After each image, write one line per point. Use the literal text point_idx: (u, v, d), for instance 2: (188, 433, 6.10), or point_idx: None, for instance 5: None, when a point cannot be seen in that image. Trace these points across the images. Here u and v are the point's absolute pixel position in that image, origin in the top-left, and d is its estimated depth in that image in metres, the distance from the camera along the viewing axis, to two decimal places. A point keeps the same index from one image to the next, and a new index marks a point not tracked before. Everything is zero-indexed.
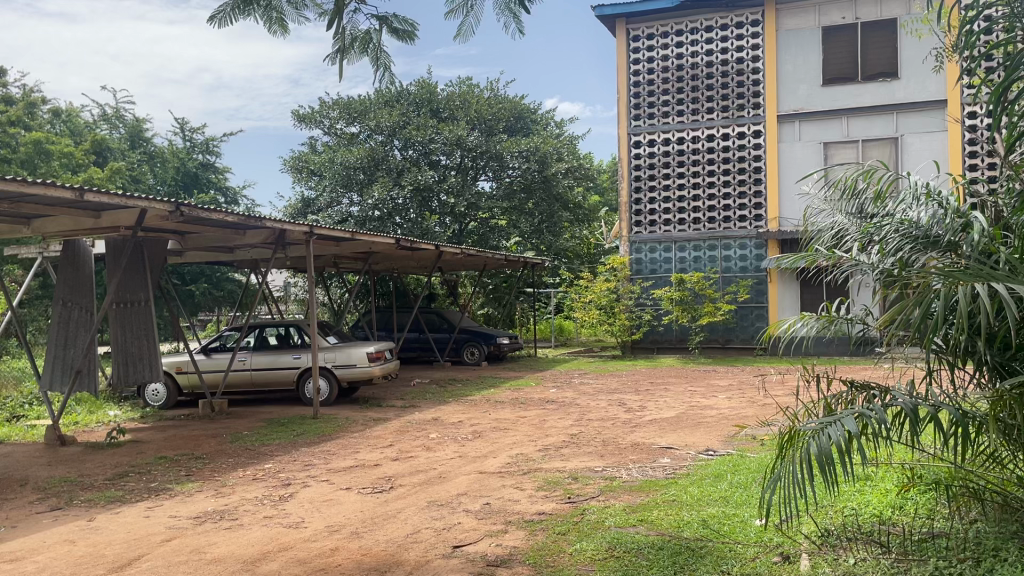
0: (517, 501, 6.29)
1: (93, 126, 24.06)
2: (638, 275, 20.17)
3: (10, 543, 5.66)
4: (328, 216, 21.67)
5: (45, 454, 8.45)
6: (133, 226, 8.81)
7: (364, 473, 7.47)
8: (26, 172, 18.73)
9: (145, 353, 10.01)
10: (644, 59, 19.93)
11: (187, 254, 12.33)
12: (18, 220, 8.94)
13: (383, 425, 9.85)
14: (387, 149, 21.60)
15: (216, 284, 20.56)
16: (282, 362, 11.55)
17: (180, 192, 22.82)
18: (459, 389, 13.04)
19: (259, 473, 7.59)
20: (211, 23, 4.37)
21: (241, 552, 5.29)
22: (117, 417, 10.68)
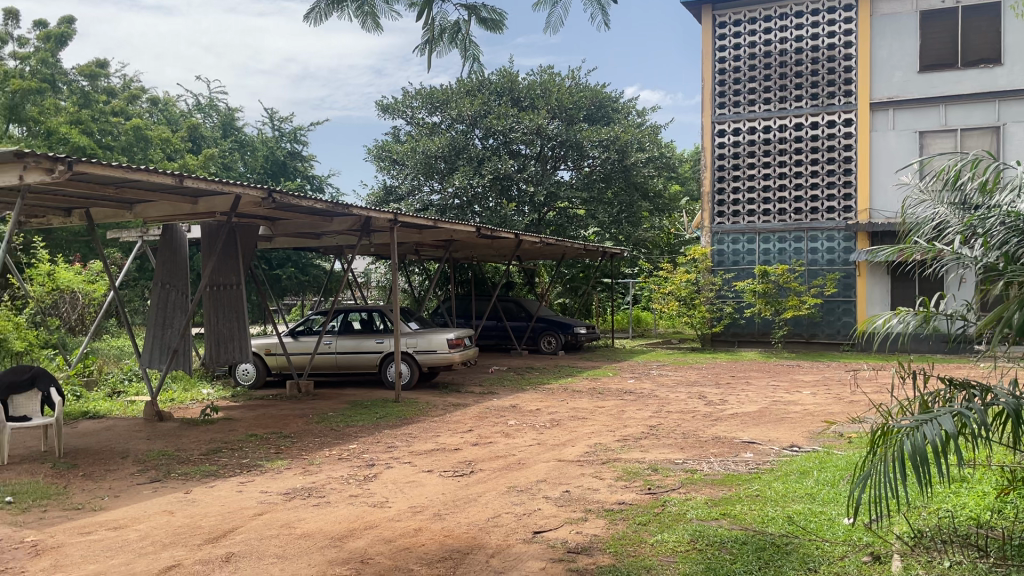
0: (597, 490, 6.30)
1: (188, 115, 25.04)
2: (720, 266, 19.79)
3: (114, 511, 5.98)
4: (410, 204, 22.14)
5: (145, 428, 8.87)
6: (228, 212, 9.11)
7: (445, 457, 7.60)
8: (127, 159, 19.64)
9: (236, 335, 10.41)
10: (730, 46, 19.51)
11: (276, 240, 12.71)
12: (122, 205, 9.34)
13: (463, 410, 9.99)
14: (468, 138, 21.81)
15: (303, 269, 21.22)
16: (365, 347, 11.81)
17: (269, 180, 23.50)
18: (537, 377, 13.09)
19: (344, 453, 7.80)
20: (307, 21, 4.48)
21: (330, 529, 5.46)
22: (210, 395, 11.14)
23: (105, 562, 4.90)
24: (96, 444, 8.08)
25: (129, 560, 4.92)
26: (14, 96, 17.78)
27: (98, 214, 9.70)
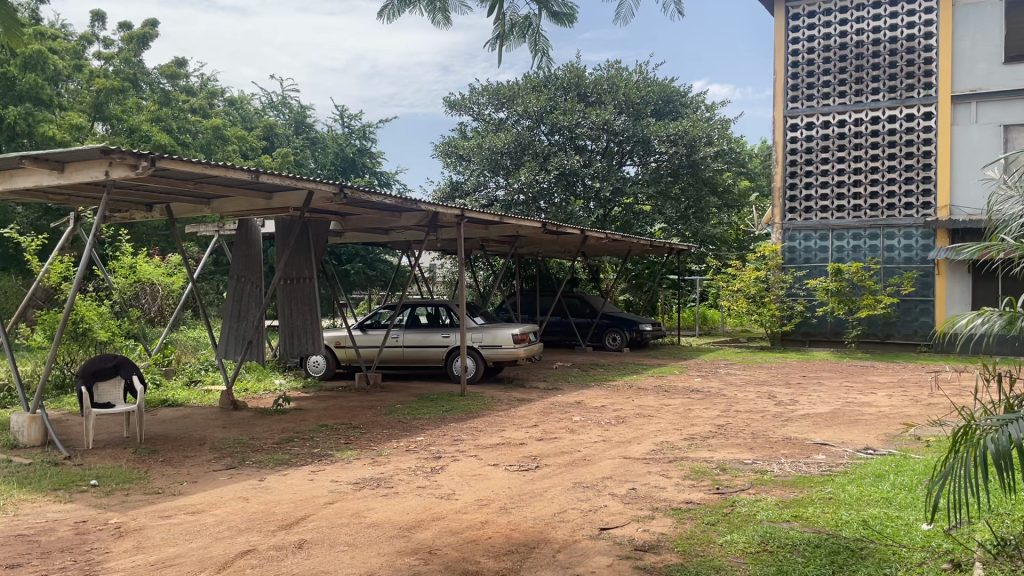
0: (664, 488, 6.25)
1: (261, 113, 25.70)
2: (791, 264, 19.38)
3: (193, 496, 6.20)
4: (476, 200, 22.26)
5: (221, 417, 9.16)
6: (301, 207, 9.32)
7: (511, 451, 7.63)
8: (205, 156, 20.25)
9: (309, 327, 10.75)
10: (803, 38, 19.04)
11: (346, 235, 12.95)
12: (200, 200, 9.62)
13: (528, 405, 10.02)
14: (534, 134, 21.84)
15: (371, 264, 21.66)
16: (432, 341, 11.94)
17: (339, 176, 23.96)
18: (602, 373, 13.03)
19: (411, 445, 7.91)
20: (380, 17, 4.52)
21: (399, 519, 5.55)
22: (282, 386, 11.44)
23: (184, 545, 5.08)
24: (174, 431, 8.38)
25: (206, 544, 5.08)
26: (98, 95, 18.44)
27: (178, 209, 10.02)
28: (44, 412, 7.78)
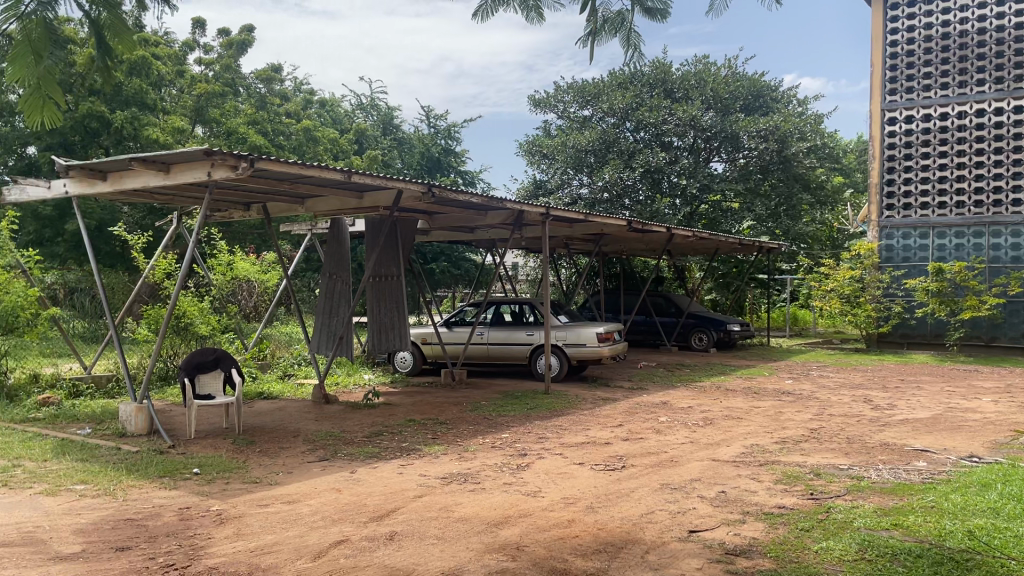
0: (755, 492, 6.11)
1: (350, 115, 26.40)
2: (888, 263, 18.60)
3: (288, 486, 6.41)
4: (559, 199, 22.28)
5: (313, 410, 9.45)
6: (391, 207, 9.51)
7: (596, 450, 7.60)
8: (297, 157, 20.89)
9: (396, 324, 10.87)
10: (903, 28, 18.25)
11: (433, 233, 13.17)
12: (295, 200, 9.94)
13: (613, 405, 9.94)
14: (619, 131, 21.72)
15: (456, 262, 22.02)
16: (516, 338, 12.00)
17: (425, 175, 24.36)
18: (689, 374, 12.84)
19: (497, 441, 7.98)
20: (474, 18, 4.52)
21: (487, 515, 5.60)
22: (371, 380, 11.72)
23: (281, 533, 5.26)
24: (270, 423, 8.67)
25: (302, 533, 5.25)
26: (199, 99, 18.95)
27: (273, 209, 10.35)
28: (150, 402, 8.18)
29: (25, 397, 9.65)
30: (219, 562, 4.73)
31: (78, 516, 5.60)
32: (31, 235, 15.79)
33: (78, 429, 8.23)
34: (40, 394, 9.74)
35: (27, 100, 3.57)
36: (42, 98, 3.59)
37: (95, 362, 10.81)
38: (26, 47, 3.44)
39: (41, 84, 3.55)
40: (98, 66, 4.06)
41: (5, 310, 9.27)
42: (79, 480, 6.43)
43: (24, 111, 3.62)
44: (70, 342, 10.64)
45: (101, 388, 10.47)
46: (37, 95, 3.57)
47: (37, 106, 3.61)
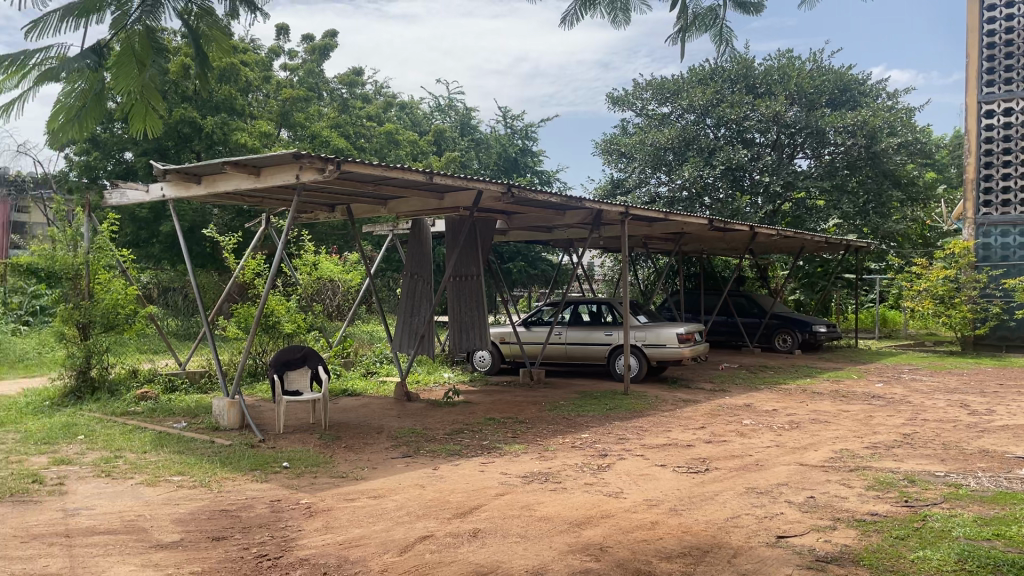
0: (845, 499, 5.93)
1: (429, 117, 26.82)
2: (984, 262, 17.79)
3: (373, 481, 6.54)
4: (637, 198, 22.10)
5: (396, 407, 9.62)
6: (471, 207, 9.58)
7: (678, 452, 7.51)
8: (378, 159, 21.31)
9: (476, 323, 10.91)
10: (1001, 17, 17.38)
11: (511, 233, 13.23)
12: (377, 201, 10.10)
13: (694, 407, 9.79)
14: (699, 128, 21.41)
15: (533, 262, 22.09)
16: (594, 338, 11.95)
17: (502, 175, 24.51)
18: (772, 376, 12.57)
19: (577, 442, 7.96)
20: (562, 25, 4.52)
21: (569, 514, 5.60)
22: (451, 379, 11.88)
23: (368, 527, 5.37)
24: (355, 419, 8.88)
25: (389, 527, 5.35)
26: (285, 104, 19.55)
27: (357, 210, 10.60)
28: (242, 398, 8.47)
29: (126, 391, 10.13)
30: (309, 554, 4.86)
31: (177, 506, 5.84)
32: (129, 236, 16.56)
33: (174, 423, 8.58)
34: (139, 388, 10.20)
35: (130, 109, 3.45)
36: (147, 107, 3.48)
37: (189, 358, 11.26)
38: (130, 56, 3.34)
39: (145, 92, 3.42)
40: (196, 75, 3.92)
41: (107, 308, 9.74)
42: (176, 472, 6.71)
43: (129, 121, 3.51)
44: (166, 339, 11.09)
45: (194, 384, 10.90)
46: (142, 105, 3.45)
47: (140, 116, 3.48)
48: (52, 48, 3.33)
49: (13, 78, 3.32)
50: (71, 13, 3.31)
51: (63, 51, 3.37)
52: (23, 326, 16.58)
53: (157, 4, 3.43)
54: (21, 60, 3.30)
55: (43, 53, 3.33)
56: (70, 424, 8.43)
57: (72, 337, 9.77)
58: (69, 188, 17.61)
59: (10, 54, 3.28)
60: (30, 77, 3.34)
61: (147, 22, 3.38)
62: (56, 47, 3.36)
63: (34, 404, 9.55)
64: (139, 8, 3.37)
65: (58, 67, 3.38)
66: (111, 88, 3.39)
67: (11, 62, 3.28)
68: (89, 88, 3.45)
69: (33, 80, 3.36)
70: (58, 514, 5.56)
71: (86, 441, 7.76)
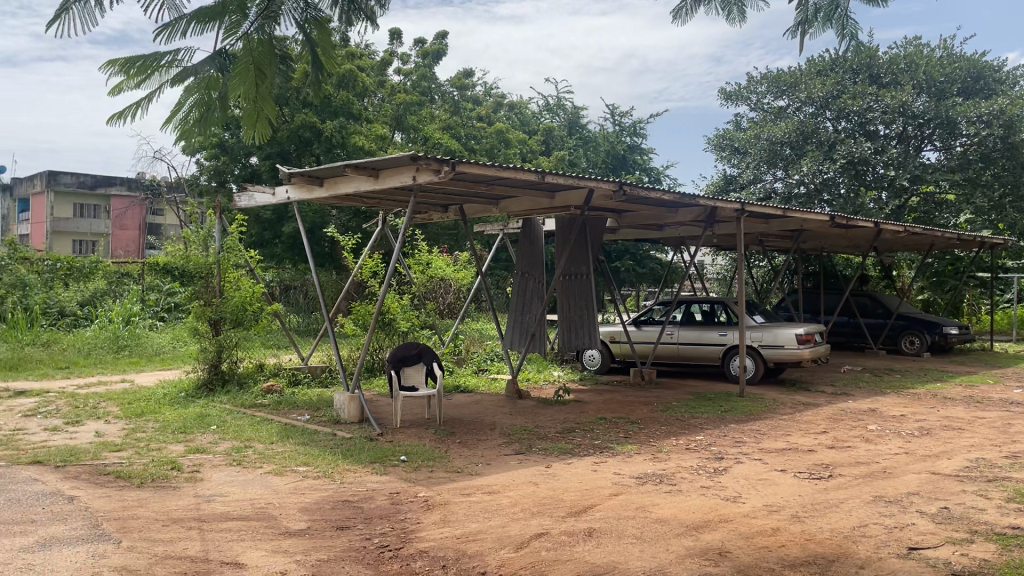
0: (983, 511, 5.58)
1: (538, 116, 27.03)
2: None
3: (488, 477, 6.65)
4: (751, 194, 21.43)
5: (508, 404, 9.73)
6: (582, 205, 9.57)
7: (800, 457, 7.26)
8: (488, 159, 21.60)
9: (586, 322, 10.94)
10: None
11: (621, 231, 13.13)
12: (489, 201, 10.24)
13: (815, 411, 9.45)
14: (818, 121, 20.60)
15: (641, 261, 21.93)
16: (708, 338, 11.72)
17: (610, 173, 24.39)
18: (898, 380, 12.00)
19: (692, 443, 7.83)
20: (673, 19, 4.45)
21: (686, 517, 5.51)
22: (561, 377, 11.92)
23: (484, 522, 5.45)
24: (468, 415, 9.04)
25: (504, 523, 5.41)
26: (399, 108, 20.11)
27: (469, 210, 10.78)
28: (362, 392, 8.78)
29: (253, 384, 10.68)
30: (429, 546, 4.98)
31: (303, 495, 6.10)
32: (254, 237, 17.46)
33: (299, 415, 8.97)
34: (266, 381, 10.74)
35: (243, 114, 3.47)
36: (261, 113, 3.48)
37: (311, 354, 11.78)
38: (249, 63, 3.35)
39: (260, 100, 3.42)
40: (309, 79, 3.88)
41: (237, 304, 10.25)
42: (302, 462, 7.01)
43: (243, 124, 3.53)
44: (289, 335, 11.61)
45: (316, 378, 11.38)
46: (256, 110, 3.45)
47: (252, 120, 3.50)
48: (180, 51, 3.33)
49: (135, 79, 3.35)
50: (198, 18, 3.27)
51: (189, 56, 3.38)
52: (159, 321, 17.73)
53: (274, 14, 3.45)
54: (148, 64, 3.32)
55: (172, 55, 3.34)
56: (204, 415, 8.94)
57: (205, 332, 10.35)
58: (200, 191, 18.70)
59: (141, 58, 3.31)
60: (154, 80, 3.37)
61: (264, 32, 3.39)
62: (183, 51, 3.36)
63: (172, 395, 10.17)
64: (258, 18, 3.38)
65: (183, 70, 3.38)
66: (230, 94, 3.40)
67: (141, 65, 3.31)
68: (200, 96, 3.44)
69: (156, 84, 3.39)
70: (196, 500, 5.90)
71: (219, 431, 8.20)
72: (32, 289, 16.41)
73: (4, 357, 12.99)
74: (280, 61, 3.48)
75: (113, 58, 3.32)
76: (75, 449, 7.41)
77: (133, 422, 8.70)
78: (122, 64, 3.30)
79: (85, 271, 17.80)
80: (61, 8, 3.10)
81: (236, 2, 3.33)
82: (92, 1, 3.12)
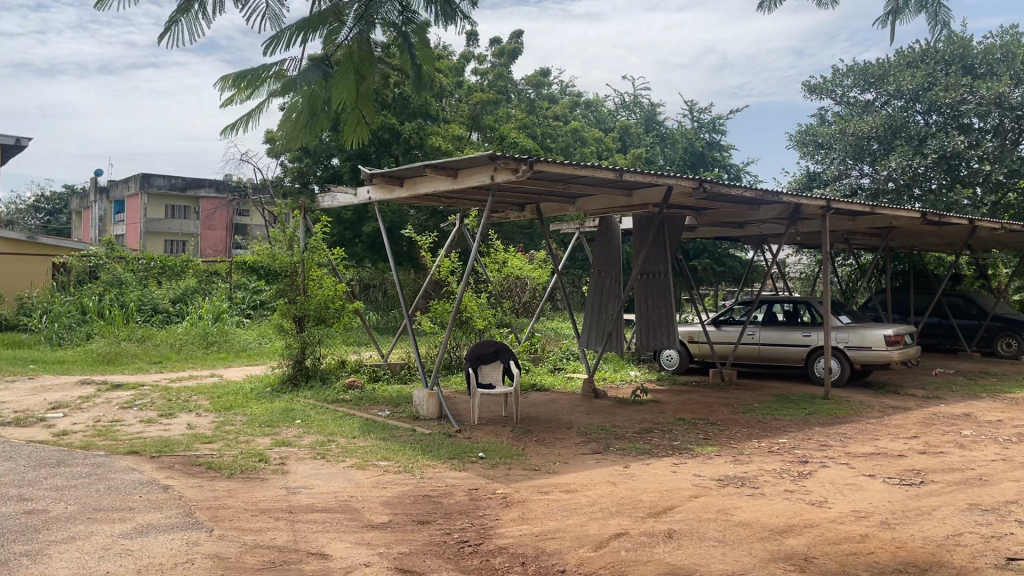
0: None
1: (615, 114, 26.88)
2: None
3: (566, 476, 6.64)
4: (837, 190, 20.75)
5: (584, 403, 9.70)
6: (661, 202, 9.45)
7: (889, 463, 7.01)
8: (564, 158, 21.59)
9: (665, 322, 10.79)
10: None
11: (701, 230, 12.94)
12: (566, 199, 10.26)
13: (905, 415, 9.12)
14: (908, 115, 19.89)
15: (720, 260, 21.63)
16: (791, 339, 11.44)
17: (688, 170, 24.06)
18: (995, 383, 11.46)
19: (774, 446, 7.65)
20: (758, 10, 4.34)
21: (770, 521, 5.40)
22: (638, 377, 11.83)
23: (562, 520, 5.45)
24: (545, 414, 9.06)
25: (583, 522, 5.40)
26: (476, 107, 20.28)
27: (546, 208, 10.81)
28: (440, 389, 8.90)
29: (336, 379, 10.96)
30: (508, 543, 5.02)
31: (384, 489, 6.22)
32: (335, 237, 17.90)
33: (379, 411, 9.16)
34: (347, 377, 11.00)
35: (343, 117, 3.58)
36: (359, 117, 3.59)
37: (391, 352, 12.00)
38: (349, 68, 3.44)
39: (359, 103, 3.51)
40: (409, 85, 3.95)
41: (319, 303, 10.51)
42: (383, 457, 7.15)
43: (343, 128, 3.65)
44: (370, 333, 11.86)
45: (395, 374, 11.59)
46: (354, 115, 3.56)
47: (351, 124, 3.61)
48: (284, 61, 3.54)
49: (245, 92, 3.64)
50: (301, 28, 3.44)
51: (294, 67, 3.57)
52: (246, 318, 18.39)
53: (373, 20, 3.52)
54: (256, 77, 3.61)
55: (278, 66, 3.58)
56: (289, 409, 9.22)
57: (290, 329, 10.67)
58: (284, 192, 19.28)
59: (250, 71, 3.60)
60: (263, 91, 3.64)
61: (361, 37, 3.47)
62: (288, 61, 3.56)
63: (258, 390, 10.53)
64: (355, 24, 3.47)
65: (296, 80, 3.56)
66: (331, 98, 3.52)
67: (250, 79, 3.60)
68: (304, 102, 3.59)
69: (264, 96, 3.67)
70: (283, 492, 6.09)
71: (303, 425, 8.44)
72: (128, 287, 17.24)
73: (104, 352, 13.68)
74: (377, 63, 3.53)
75: (225, 76, 3.62)
76: (169, 440, 7.74)
77: (222, 415, 9.03)
78: (233, 79, 3.60)
79: (178, 270, 18.59)
80: (171, 21, 3.25)
81: (334, 13, 3.47)
82: (200, 16, 3.26)
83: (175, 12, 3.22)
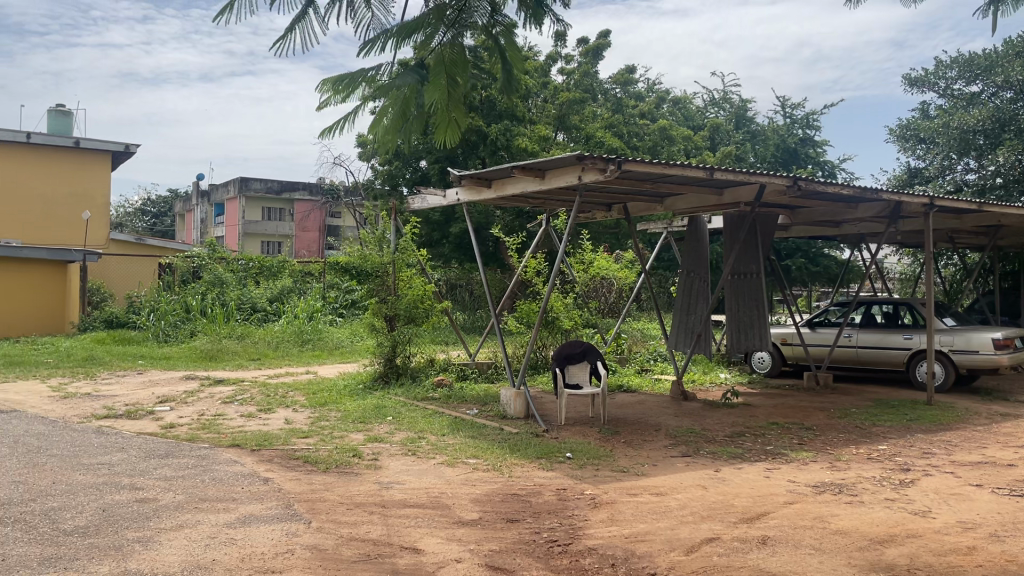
0: None
1: (703, 111, 26.41)
2: None
3: (655, 478, 6.58)
4: (939, 186, 19.84)
5: (673, 405, 9.58)
6: (753, 201, 9.26)
7: (999, 472, 6.68)
8: (652, 156, 21.38)
9: (756, 323, 10.51)
10: None
11: (794, 229, 12.62)
12: (653, 199, 10.18)
13: (1015, 423, 8.65)
14: (1018, 106, 18.86)
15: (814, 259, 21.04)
16: (891, 342, 11.01)
17: (779, 168, 23.47)
18: None
19: (873, 453, 7.39)
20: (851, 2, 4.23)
21: (869, 530, 5.22)
22: (728, 379, 11.61)
23: (652, 523, 5.42)
24: (632, 415, 9.00)
25: (673, 525, 5.35)
26: (562, 107, 20.28)
27: (633, 208, 10.73)
28: (527, 388, 8.95)
29: (425, 377, 11.20)
30: (597, 544, 5.01)
31: (472, 487, 6.31)
32: (424, 237, 18.23)
33: (467, 409, 9.29)
34: (436, 375, 11.18)
35: (435, 119, 3.64)
36: (453, 119, 3.64)
37: (478, 351, 12.14)
38: (441, 69, 3.52)
39: (452, 105, 3.58)
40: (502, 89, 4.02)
41: (409, 302, 10.72)
42: (472, 455, 7.25)
43: (436, 131, 3.71)
44: (459, 333, 12.04)
45: (482, 374, 11.73)
46: (448, 116, 3.62)
47: (444, 126, 3.66)
48: (379, 66, 3.69)
49: (340, 95, 3.77)
50: (398, 32, 3.54)
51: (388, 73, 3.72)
52: (338, 317, 18.97)
53: (467, 24, 3.59)
54: (353, 82, 3.73)
55: (373, 70, 3.71)
56: (381, 406, 9.44)
57: (382, 327, 10.92)
58: (374, 194, 19.77)
59: (348, 76, 3.73)
60: (357, 94, 3.76)
61: (455, 41, 3.55)
62: (382, 67, 3.72)
63: (351, 386, 10.83)
64: (450, 28, 3.54)
65: (390, 84, 3.68)
66: (425, 100, 3.59)
67: (347, 82, 3.72)
68: (397, 108, 3.71)
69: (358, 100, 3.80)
70: (375, 486, 6.25)
71: (394, 422, 8.63)
72: (228, 286, 18.02)
73: (207, 349, 14.32)
74: (470, 67, 3.61)
75: (325, 78, 3.77)
76: (268, 434, 8.05)
77: (317, 411, 9.34)
78: (331, 83, 3.74)
79: (275, 270, 19.28)
80: (288, 31, 3.46)
81: (433, 15, 3.51)
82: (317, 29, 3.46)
83: (292, 23, 3.43)
